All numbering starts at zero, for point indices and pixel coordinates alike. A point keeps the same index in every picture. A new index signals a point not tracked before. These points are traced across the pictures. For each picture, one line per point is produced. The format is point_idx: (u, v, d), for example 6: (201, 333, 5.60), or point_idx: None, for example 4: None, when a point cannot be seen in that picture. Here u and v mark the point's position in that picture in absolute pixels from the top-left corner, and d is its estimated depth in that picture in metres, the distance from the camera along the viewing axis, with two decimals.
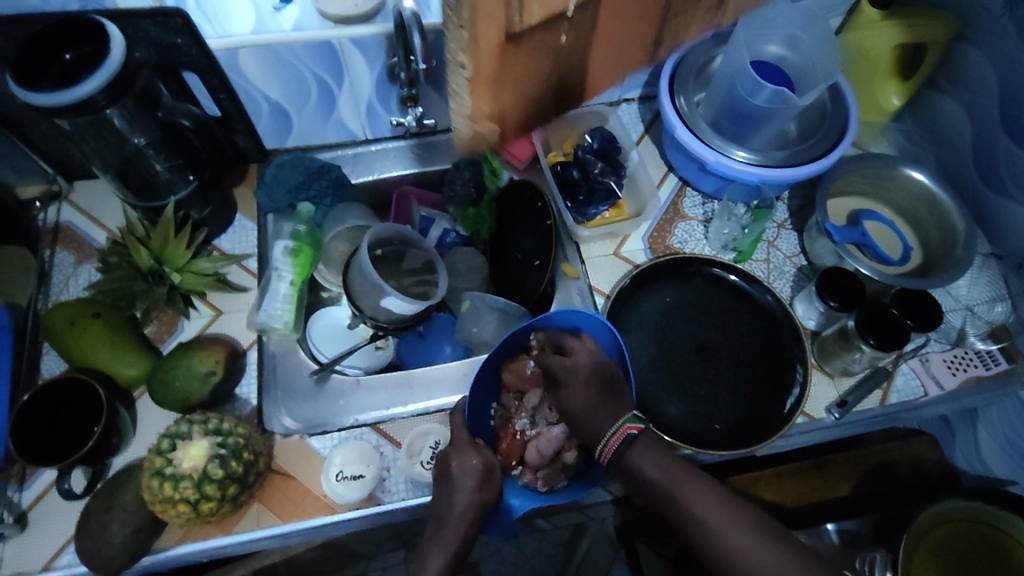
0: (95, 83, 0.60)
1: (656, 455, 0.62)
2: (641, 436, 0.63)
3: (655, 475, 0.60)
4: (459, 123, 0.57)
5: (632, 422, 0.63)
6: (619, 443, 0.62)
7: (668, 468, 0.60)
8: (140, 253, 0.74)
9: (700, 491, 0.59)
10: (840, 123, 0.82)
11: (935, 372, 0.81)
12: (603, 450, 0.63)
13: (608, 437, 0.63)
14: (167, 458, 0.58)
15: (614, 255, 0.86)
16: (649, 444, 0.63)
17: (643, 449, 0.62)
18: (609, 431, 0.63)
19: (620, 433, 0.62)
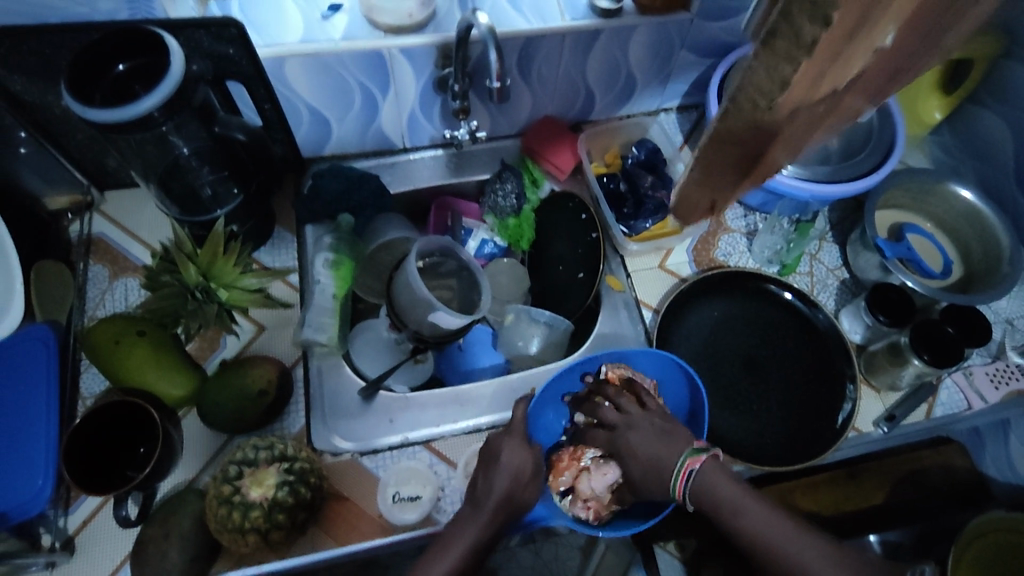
0: (156, 98, 0.58)
1: (733, 486, 0.59)
2: (710, 465, 0.60)
3: (736, 504, 0.58)
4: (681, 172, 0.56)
5: (693, 455, 0.61)
6: (692, 476, 0.60)
7: (744, 496, 0.58)
8: (189, 270, 0.69)
9: (778, 517, 0.57)
10: (886, 140, 0.83)
11: (979, 385, 0.84)
12: (676, 489, 0.61)
13: (675, 474, 0.61)
14: (235, 486, 0.57)
15: (659, 269, 0.86)
16: (718, 473, 0.60)
17: (718, 479, 0.60)
18: (677, 462, 0.61)
19: (689, 466, 0.60)
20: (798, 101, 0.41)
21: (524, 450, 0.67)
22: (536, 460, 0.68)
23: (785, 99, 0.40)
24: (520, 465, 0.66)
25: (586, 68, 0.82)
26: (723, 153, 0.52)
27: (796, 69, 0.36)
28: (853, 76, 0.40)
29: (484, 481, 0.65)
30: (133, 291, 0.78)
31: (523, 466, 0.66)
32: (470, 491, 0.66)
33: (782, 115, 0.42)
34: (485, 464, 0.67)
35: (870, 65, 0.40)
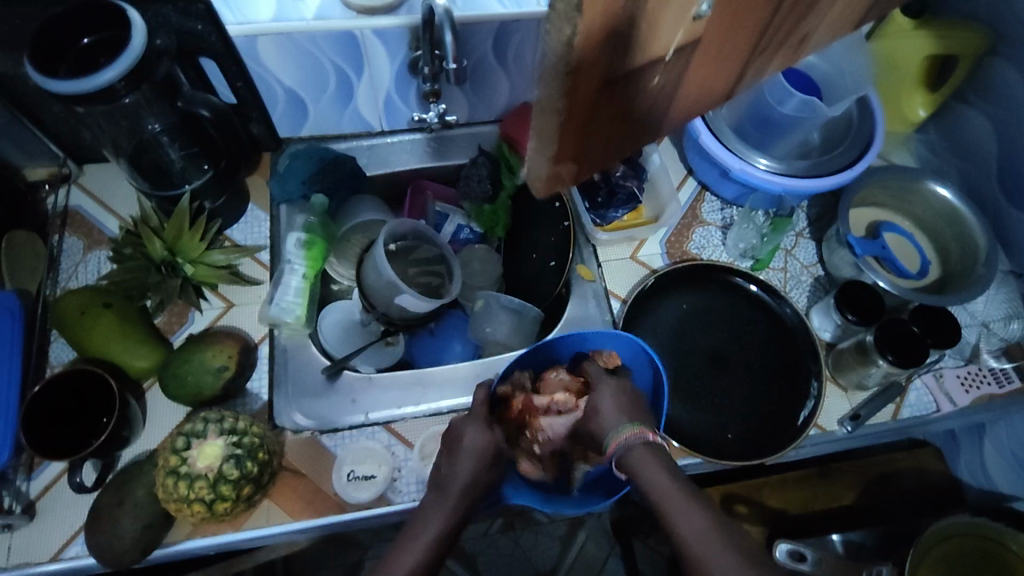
0: (118, 69, 0.58)
1: (660, 461, 0.55)
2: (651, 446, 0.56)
3: (656, 490, 0.53)
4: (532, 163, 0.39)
5: (645, 429, 0.58)
6: (625, 444, 0.57)
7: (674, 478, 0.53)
8: (153, 244, 0.72)
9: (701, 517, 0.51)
10: (865, 135, 0.80)
11: (949, 389, 0.80)
12: (610, 443, 0.58)
13: (619, 431, 0.58)
14: (182, 457, 0.61)
15: (630, 259, 0.85)
16: (652, 456, 0.55)
17: (651, 459, 0.55)
18: (619, 429, 0.58)
19: (623, 437, 0.57)
20: (721, 84, 0.41)
21: (487, 432, 0.64)
22: (499, 444, 0.64)
23: (713, 81, 0.40)
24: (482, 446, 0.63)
25: None
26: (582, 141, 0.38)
27: (714, 38, 0.36)
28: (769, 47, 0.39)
29: (449, 466, 0.63)
30: (105, 263, 0.79)
31: (487, 449, 0.63)
32: (434, 477, 0.64)
33: (708, 99, 0.42)
34: (449, 448, 0.65)
35: (704, 33, 0.35)
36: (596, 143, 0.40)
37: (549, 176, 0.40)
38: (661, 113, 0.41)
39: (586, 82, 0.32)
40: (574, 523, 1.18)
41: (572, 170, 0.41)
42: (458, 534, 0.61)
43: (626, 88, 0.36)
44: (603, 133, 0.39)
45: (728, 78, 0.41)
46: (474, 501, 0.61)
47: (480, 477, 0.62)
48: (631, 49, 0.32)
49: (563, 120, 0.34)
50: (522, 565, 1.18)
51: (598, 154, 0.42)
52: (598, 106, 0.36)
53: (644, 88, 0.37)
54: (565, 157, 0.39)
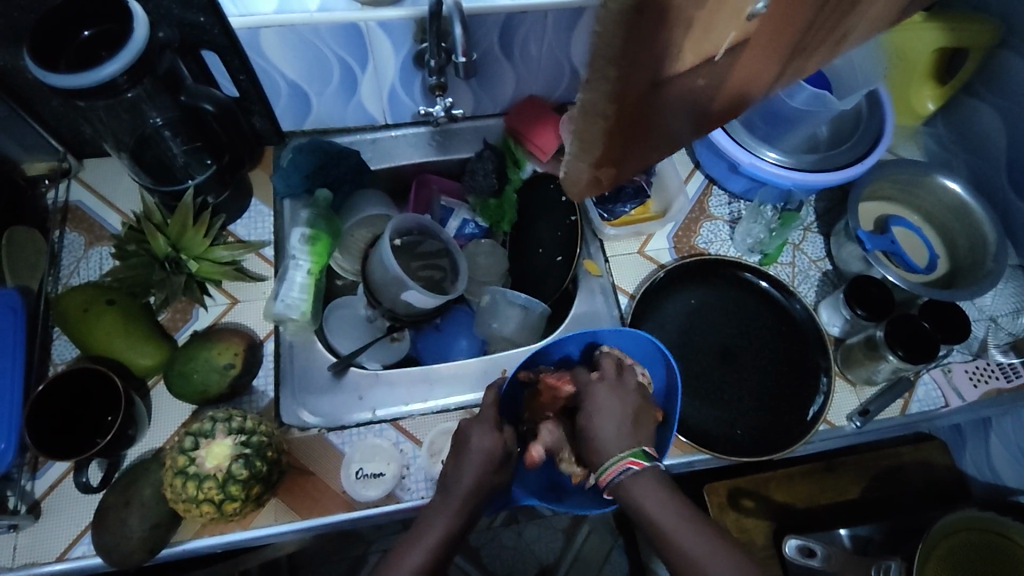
0: (120, 63, 0.57)
1: (654, 490, 0.58)
2: (645, 473, 0.58)
3: (652, 520, 0.57)
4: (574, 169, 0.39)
5: (636, 457, 0.58)
6: (616, 480, 0.58)
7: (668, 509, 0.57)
8: (157, 240, 0.72)
9: (689, 534, 0.57)
10: (875, 129, 0.80)
11: (957, 383, 0.80)
12: (602, 481, 0.59)
13: (606, 468, 0.58)
14: (190, 457, 0.60)
15: (638, 254, 0.85)
16: (648, 483, 0.58)
17: (644, 488, 0.58)
18: (609, 461, 0.59)
19: (615, 472, 0.58)
20: (742, 80, 0.40)
21: (493, 433, 0.63)
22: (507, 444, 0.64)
23: (736, 79, 0.39)
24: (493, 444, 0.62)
25: (570, 47, 0.80)
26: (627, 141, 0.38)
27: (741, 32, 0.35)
28: (793, 44, 0.38)
29: (455, 466, 0.62)
30: (107, 260, 0.78)
31: (496, 449, 0.63)
32: (440, 480, 0.64)
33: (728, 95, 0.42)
34: (456, 447, 0.64)
35: (753, 32, 0.34)
36: (637, 144, 0.40)
37: (590, 177, 0.40)
38: (682, 110, 0.40)
39: (635, 86, 0.32)
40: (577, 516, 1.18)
41: (611, 171, 0.42)
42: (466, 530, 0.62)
43: (671, 92, 0.36)
44: (646, 132, 0.39)
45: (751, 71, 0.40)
46: (485, 497, 0.61)
47: (487, 478, 0.62)
48: (679, 55, 0.32)
49: (610, 125, 0.34)
50: (525, 559, 1.18)
51: (638, 153, 0.42)
52: (643, 109, 0.35)
53: (688, 90, 0.37)
54: (606, 160, 0.39)
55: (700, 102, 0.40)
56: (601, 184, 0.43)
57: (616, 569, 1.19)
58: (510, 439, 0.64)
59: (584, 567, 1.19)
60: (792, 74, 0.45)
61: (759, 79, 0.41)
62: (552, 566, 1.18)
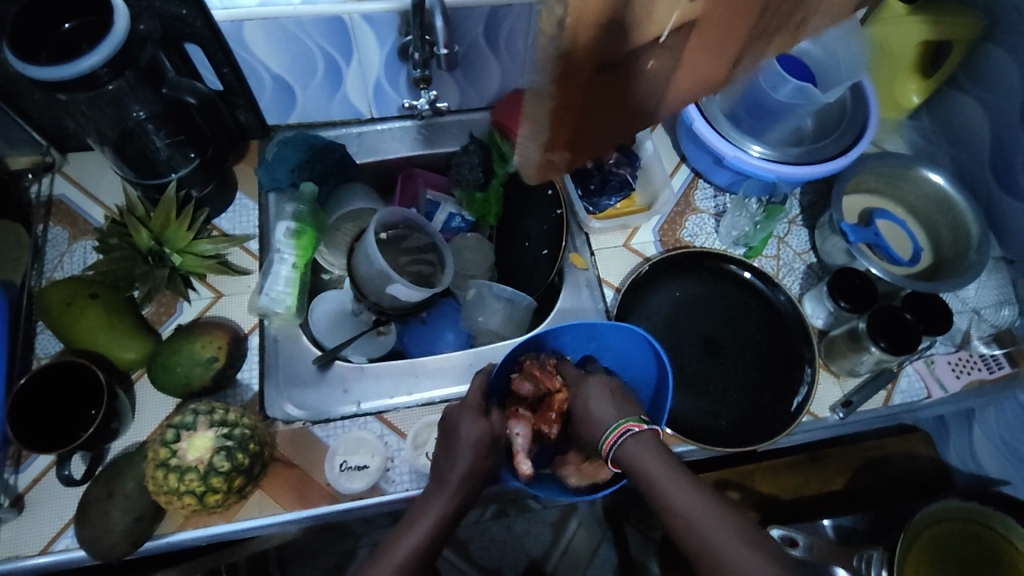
0: (100, 55, 0.57)
1: (658, 457, 0.58)
2: (644, 435, 0.60)
3: (652, 478, 0.57)
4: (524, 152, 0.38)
5: (635, 421, 0.61)
6: (618, 443, 0.60)
7: (670, 472, 0.57)
8: (140, 234, 0.72)
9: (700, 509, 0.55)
10: (858, 124, 0.80)
11: (940, 374, 0.81)
12: (604, 448, 0.61)
13: (610, 429, 0.61)
14: (172, 449, 0.60)
15: (624, 247, 0.85)
16: (650, 444, 0.60)
17: (645, 450, 0.59)
18: (609, 428, 0.61)
19: (620, 433, 0.60)
20: (716, 71, 0.40)
21: (482, 426, 0.64)
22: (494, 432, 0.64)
23: (706, 68, 0.39)
24: (480, 438, 0.62)
25: None
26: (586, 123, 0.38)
27: (712, 20, 0.35)
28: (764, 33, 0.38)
29: (446, 458, 0.63)
30: (91, 253, 0.77)
31: (483, 437, 0.63)
32: (434, 469, 0.64)
33: (705, 85, 0.42)
34: (444, 439, 0.64)
35: (700, 14, 0.34)
36: (591, 130, 0.39)
37: (541, 162, 0.39)
38: (657, 100, 0.40)
39: (579, 67, 0.32)
40: (566, 510, 1.18)
41: (566, 157, 0.40)
42: (456, 522, 0.62)
43: (618, 74, 0.35)
44: (602, 114, 0.38)
45: (727, 63, 0.40)
46: (470, 489, 0.61)
47: (479, 464, 0.62)
48: (622, 41, 0.32)
49: (556, 106, 0.34)
50: (514, 552, 1.18)
51: (598, 136, 0.41)
52: (593, 93, 0.35)
53: (637, 73, 0.36)
54: (559, 142, 0.38)
55: (653, 90, 0.39)
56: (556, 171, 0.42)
57: (604, 561, 1.19)
58: (499, 425, 0.65)
59: (572, 560, 1.19)
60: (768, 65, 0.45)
61: (734, 69, 0.41)
62: (541, 559, 1.18)
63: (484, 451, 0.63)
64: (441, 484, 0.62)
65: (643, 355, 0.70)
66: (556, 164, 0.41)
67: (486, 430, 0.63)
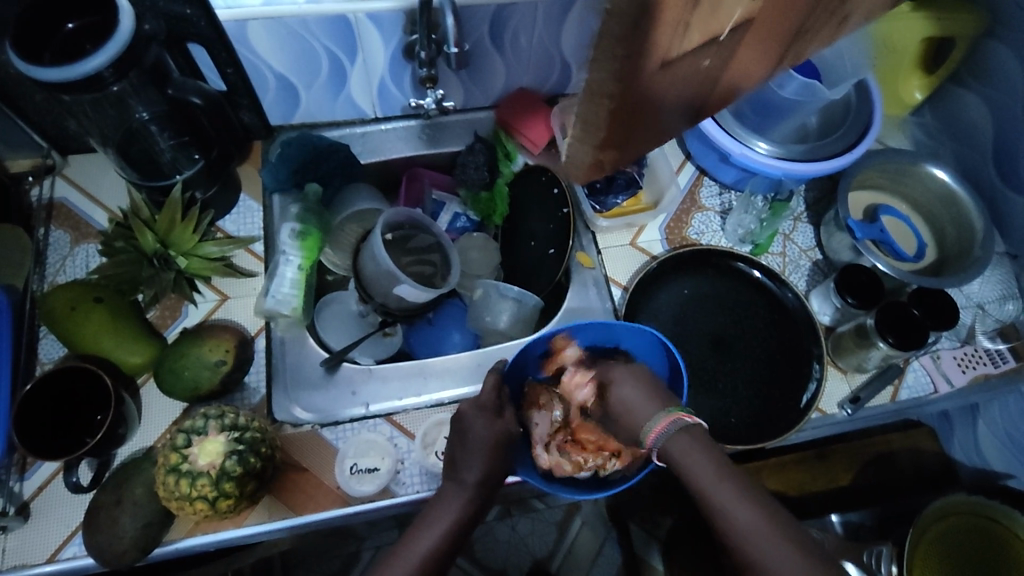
0: (106, 56, 0.57)
1: (711, 453, 0.56)
2: (693, 428, 0.57)
3: (700, 472, 0.55)
4: (576, 151, 0.39)
5: (684, 411, 0.58)
6: (667, 433, 0.57)
7: (721, 472, 0.55)
8: (145, 236, 0.71)
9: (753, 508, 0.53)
10: (864, 117, 0.80)
11: (946, 370, 0.81)
12: (649, 436, 0.58)
13: (659, 418, 0.58)
14: (183, 454, 0.59)
15: (630, 246, 0.85)
16: (699, 438, 0.57)
17: (693, 443, 0.56)
18: (657, 417, 0.58)
19: (664, 424, 0.57)
20: (738, 69, 0.40)
21: (495, 427, 0.63)
22: (505, 431, 0.64)
23: (731, 66, 0.39)
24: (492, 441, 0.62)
25: (560, 38, 0.79)
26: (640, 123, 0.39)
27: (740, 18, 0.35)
28: (789, 29, 0.38)
29: (460, 462, 0.62)
30: (94, 257, 0.76)
31: (495, 438, 0.63)
32: (450, 464, 0.64)
33: (726, 84, 0.42)
34: (457, 439, 0.64)
35: (757, 13, 0.34)
36: (642, 126, 0.40)
37: (591, 160, 0.40)
38: (684, 98, 0.40)
39: (647, 64, 0.32)
40: (570, 509, 1.18)
41: (614, 154, 0.42)
42: (470, 525, 0.61)
43: (674, 73, 0.36)
44: (656, 112, 0.39)
45: (751, 59, 0.40)
46: (483, 490, 0.61)
47: (491, 466, 0.62)
48: (681, 41, 0.33)
49: (615, 108, 0.35)
50: (519, 552, 1.18)
51: (643, 136, 0.42)
52: (651, 92, 0.36)
53: (691, 71, 0.37)
54: (610, 142, 0.39)
55: (699, 88, 0.40)
56: (602, 166, 0.43)
57: (610, 560, 1.19)
58: (512, 425, 0.65)
59: (577, 559, 1.19)
60: (786, 62, 0.45)
61: (756, 66, 0.41)
62: (546, 560, 1.18)
63: (498, 452, 0.62)
64: (458, 486, 0.61)
65: (654, 353, 0.69)
66: (601, 161, 0.42)
67: (499, 432, 0.64)
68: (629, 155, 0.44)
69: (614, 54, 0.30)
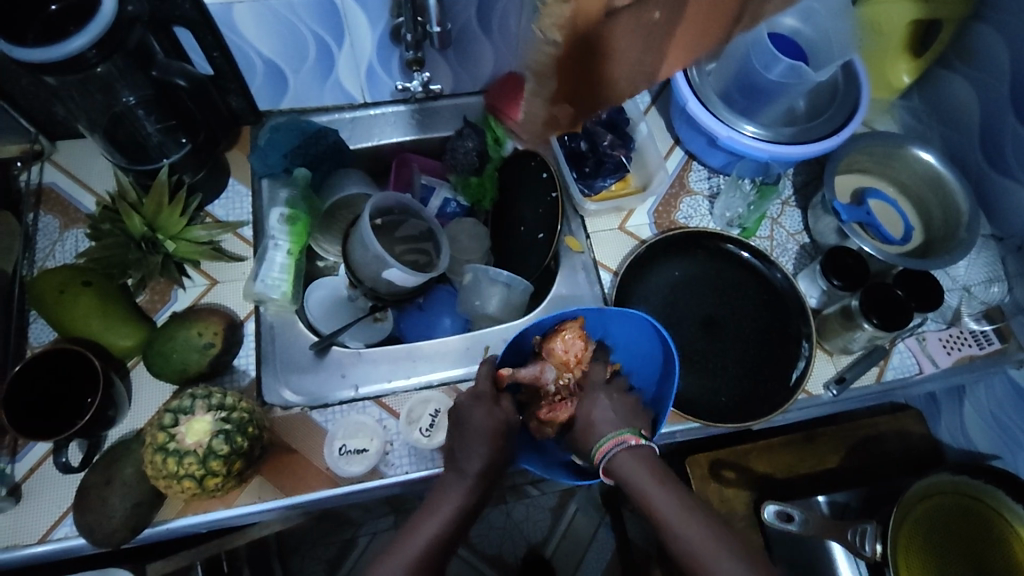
0: (89, 37, 0.57)
1: (649, 471, 0.59)
2: (636, 448, 0.60)
3: (644, 492, 0.58)
4: (527, 105, 0.39)
5: (632, 433, 0.61)
6: (612, 454, 0.60)
7: (659, 488, 0.58)
8: (132, 220, 0.71)
9: (695, 521, 0.57)
10: (851, 100, 0.80)
11: (932, 351, 0.82)
12: (597, 458, 0.61)
13: (602, 443, 0.61)
14: (170, 433, 0.60)
15: (619, 230, 0.85)
16: (641, 459, 0.60)
17: (638, 465, 0.59)
18: (605, 437, 0.61)
19: (611, 445, 0.61)
20: (713, 41, 0.41)
21: (488, 411, 0.64)
22: (495, 414, 0.64)
23: (704, 34, 0.39)
24: (481, 423, 0.63)
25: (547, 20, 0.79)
26: (597, 72, 0.37)
27: None
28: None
29: (458, 445, 0.63)
30: (83, 241, 0.77)
31: (482, 418, 0.63)
32: (447, 452, 0.64)
33: (701, 57, 0.42)
34: (456, 431, 0.64)
35: None
36: (598, 81, 0.38)
37: (546, 116, 0.40)
38: (640, 60, 0.38)
39: (589, 3, 0.30)
40: (564, 495, 1.19)
41: (569, 111, 0.40)
42: (472, 519, 0.61)
43: (620, 26, 0.34)
44: (615, 63, 0.37)
45: (723, 30, 0.40)
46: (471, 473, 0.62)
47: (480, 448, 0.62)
48: None
49: (560, 58, 0.33)
50: (513, 538, 1.19)
51: (604, 92, 0.40)
52: (600, 41, 0.34)
53: (641, 25, 0.35)
54: (562, 97, 0.38)
55: (652, 44, 0.37)
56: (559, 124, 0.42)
57: (602, 546, 1.20)
58: (511, 414, 0.65)
59: (571, 545, 1.20)
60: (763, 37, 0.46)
61: (729, 39, 0.42)
62: (538, 546, 1.19)
63: (491, 438, 0.63)
64: (459, 476, 0.61)
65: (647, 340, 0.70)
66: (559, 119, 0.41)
67: (499, 421, 0.63)
68: (594, 110, 0.42)
69: None
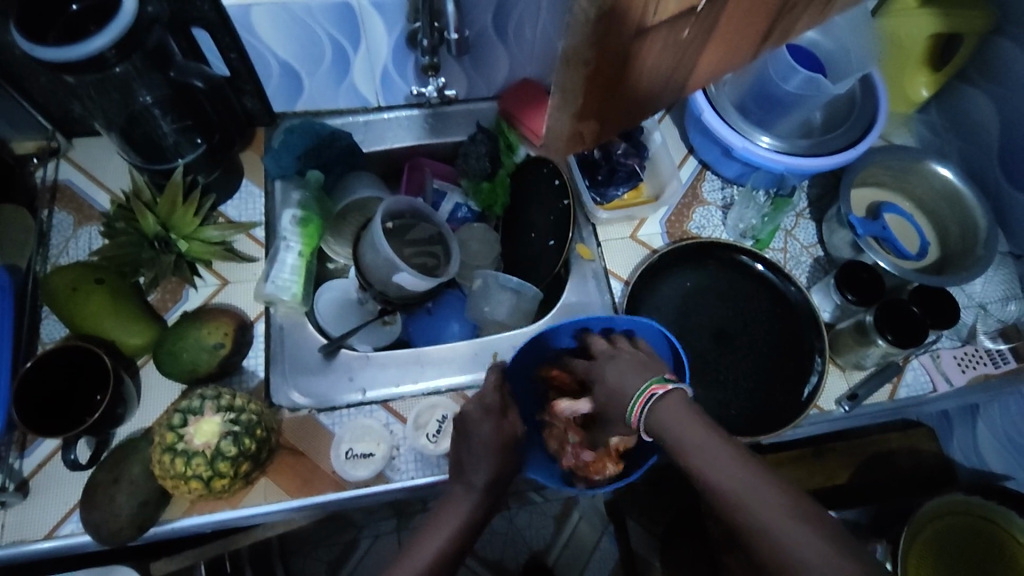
0: (108, 37, 0.57)
1: (686, 415, 0.53)
2: (671, 396, 0.55)
3: (679, 438, 0.51)
4: (550, 121, 0.38)
5: (659, 384, 0.56)
6: (645, 407, 0.55)
7: (693, 428, 0.51)
8: (146, 219, 0.72)
9: (736, 465, 0.48)
10: (868, 114, 0.80)
11: (946, 369, 0.80)
12: (633, 413, 0.56)
13: (636, 396, 0.56)
14: (178, 434, 0.60)
15: (631, 239, 0.85)
16: (678, 405, 0.54)
17: (674, 409, 0.53)
18: (636, 394, 0.57)
19: (647, 395, 0.55)
20: (738, 55, 0.40)
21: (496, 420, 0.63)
22: (506, 426, 0.64)
23: (728, 55, 0.39)
24: (492, 435, 0.62)
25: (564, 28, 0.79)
26: (624, 89, 0.36)
27: (742, 5, 0.35)
28: (789, 10, 0.38)
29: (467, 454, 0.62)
30: (96, 239, 0.77)
31: (494, 433, 0.63)
32: (455, 462, 0.64)
33: (724, 70, 0.42)
34: (462, 440, 0.64)
35: None
36: (624, 96, 0.38)
37: (569, 134, 0.39)
38: (662, 75, 0.38)
39: (621, 23, 0.30)
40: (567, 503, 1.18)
41: (592, 128, 0.40)
42: (478, 528, 0.60)
43: (653, 43, 0.34)
44: (640, 82, 0.37)
45: (749, 46, 0.40)
46: (477, 485, 0.61)
47: (489, 460, 0.61)
48: (658, 6, 0.31)
49: (589, 74, 0.33)
50: (516, 544, 1.18)
51: (627, 109, 0.39)
52: (629, 61, 0.34)
53: (669, 45, 0.35)
54: (589, 113, 0.37)
55: (680, 62, 0.37)
56: (581, 142, 0.41)
57: (606, 555, 1.19)
58: (517, 427, 0.65)
59: (574, 553, 1.19)
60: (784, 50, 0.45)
61: (754, 52, 0.41)
62: (542, 553, 1.19)
63: (500, 450, 0.62)
64: (467, 487, 0.61)
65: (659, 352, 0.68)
66: (582, 136, 0.41)
67: (505, 433, 0.63)
68: (615, 129, 0.42)
69: (598, 10, 0.28)
